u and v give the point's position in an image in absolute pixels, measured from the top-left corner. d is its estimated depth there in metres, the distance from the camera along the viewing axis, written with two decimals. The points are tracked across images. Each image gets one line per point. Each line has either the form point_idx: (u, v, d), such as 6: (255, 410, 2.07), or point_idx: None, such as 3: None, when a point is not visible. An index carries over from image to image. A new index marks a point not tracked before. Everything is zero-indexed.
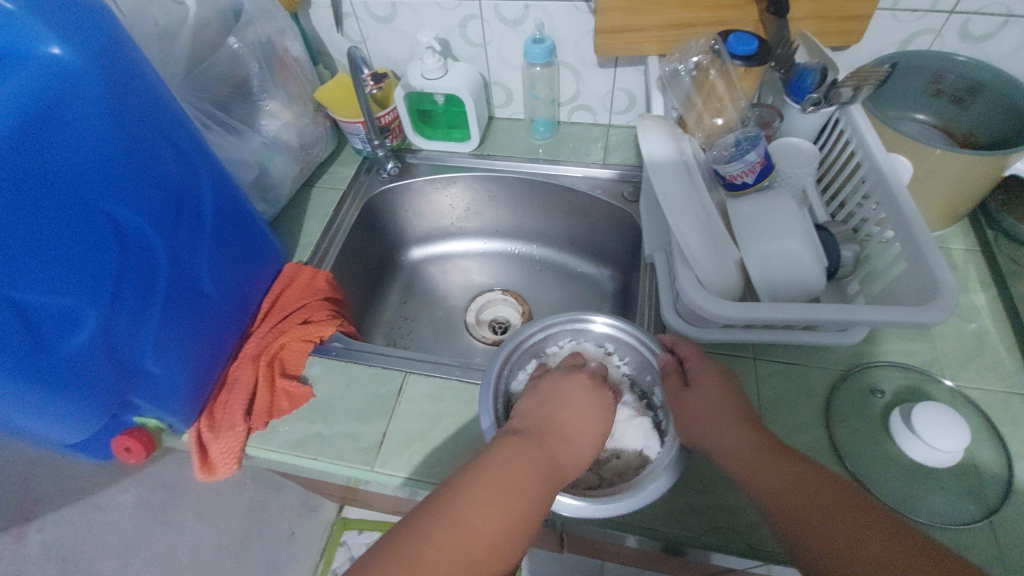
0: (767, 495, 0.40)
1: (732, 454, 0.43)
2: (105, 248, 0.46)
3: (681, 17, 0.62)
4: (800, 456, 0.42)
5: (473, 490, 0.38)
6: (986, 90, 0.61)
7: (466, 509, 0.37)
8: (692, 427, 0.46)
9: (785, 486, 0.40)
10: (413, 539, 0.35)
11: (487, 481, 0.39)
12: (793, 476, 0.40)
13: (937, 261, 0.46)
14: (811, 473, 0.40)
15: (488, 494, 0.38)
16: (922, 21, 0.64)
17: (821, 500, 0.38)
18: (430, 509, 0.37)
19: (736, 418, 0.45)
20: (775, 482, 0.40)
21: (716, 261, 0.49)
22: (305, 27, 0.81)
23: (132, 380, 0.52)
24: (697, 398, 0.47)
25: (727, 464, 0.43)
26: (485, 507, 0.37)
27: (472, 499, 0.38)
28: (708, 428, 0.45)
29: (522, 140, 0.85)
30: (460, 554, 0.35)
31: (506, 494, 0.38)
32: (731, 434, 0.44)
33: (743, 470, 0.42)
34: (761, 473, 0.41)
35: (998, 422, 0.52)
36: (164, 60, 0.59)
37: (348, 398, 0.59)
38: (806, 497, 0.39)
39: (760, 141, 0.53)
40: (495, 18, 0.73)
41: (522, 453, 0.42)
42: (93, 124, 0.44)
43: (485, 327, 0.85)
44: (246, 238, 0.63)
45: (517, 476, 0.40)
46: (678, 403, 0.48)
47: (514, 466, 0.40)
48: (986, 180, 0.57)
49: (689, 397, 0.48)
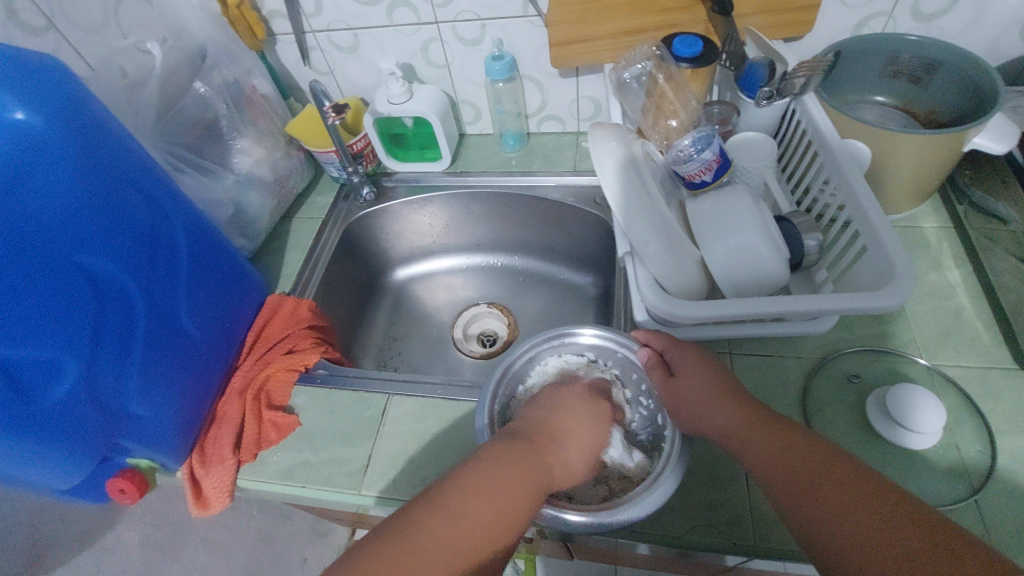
0: (764, 469, 0.41)
1: (725, 432, 0.45)
2: (79, 299, 0.47)
3: (632, 22, 0.64)
4: (787, 426, 0.43)
5: (467, 490, 0.42)
6: (941, 68, 0.61)
7: (460, 509, 0.41)
8: (682, 412, 0.48)
9: (776, 458, 0.41)
10: (406, 537, 0.38)
11: (483, 483, 0.42)
12: (786, 446, 0.41)
13: (893, 245, 0.46)
14: (800, 443, 0.41)
15: (483, 493, 0.42)
16: (872, 5, 0.65)
17: (813, 466, 0.39)
18: (424, 508, 0.40)
19: (723, 396, 0.46)
20: (766, 455, 0.41)
21: (674, 262, 0.50)
22: (273, 63, 0.83)
23: (118, 424, 0.53)
24: (684, 384, 0.49)
25: (724, 440, 0.45)
26: (478, 504, 0.41)
27: (467, 500, 0.41)
28: (702, 411, 0.47)
29: (494, 155, 0.86)
30: (454, 546, 0.39)
31: (501, 494, 0.42)
32: (724, 412, 0.45)
33: (738, 446, 0.44)
34: (756, 447, 0.42)
35: (978, 399, 0.52)
36: (132, 110, 0.62)
37: (334, 424, 0.60)
38: (800, 464, 0.39)
39: (713, 139, 0.54)
40: (454, 39, 0.74)
41: (519, 466, 0.45)
42: (61, 183, 0.45)
43: (473, 341, 0.85)
44: (224, 275, 0.65)
45: (511, 475, 0.44)
46: (668, 394, 0.49)
47: (507, 469, 0.44)
48: (946, 157, 0.57)
49: (676, 385, 0.49)
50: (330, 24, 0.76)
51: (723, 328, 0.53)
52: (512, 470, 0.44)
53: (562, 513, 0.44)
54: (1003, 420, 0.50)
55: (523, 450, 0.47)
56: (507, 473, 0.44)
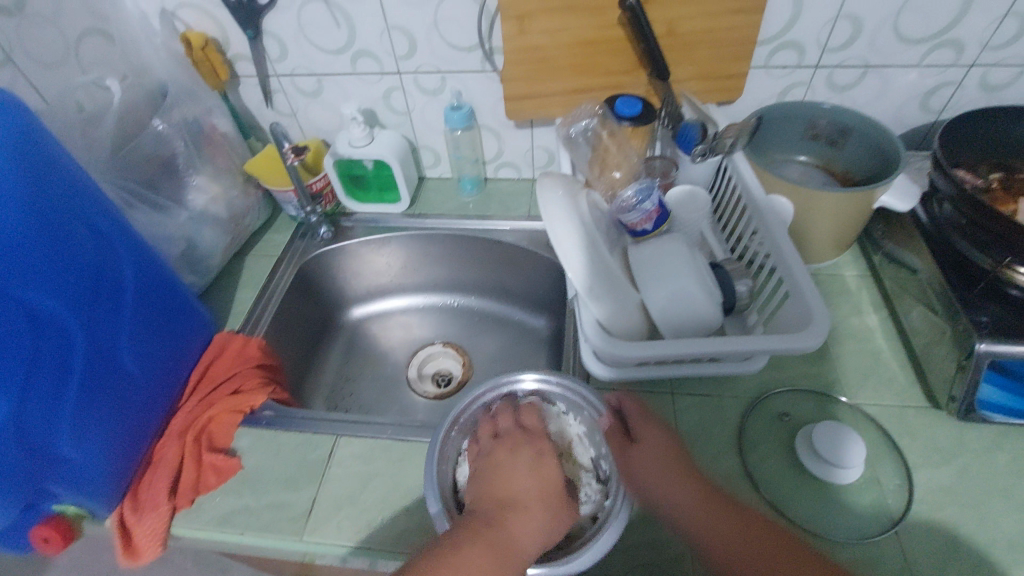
0: (719, 550, 0.42)
1: (680, 508, 0.45)
2: (15, 334, 0.46)
3: (580, 83, 0.69)
4: (741, 507, 0.44)
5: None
6: (853, 133, 0.69)
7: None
8: (638, 481, 0.48)
9: (734, 540, 0.42)
10: None
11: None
12: (742, 528, 0.42)
13: (811, 293, 0.51)
14: (756, 526, 0.42)
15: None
16: (793, 76, 0.72)
17: (768, 549, 0.41)
18: None
19: (682, 471, 0.47)
20: (722, 537, 0.42)
21: (617, 303, 0.53)
22: (235, 103, 0.84)
23: (47, 468, 0.50)
24: (644, 454, 0.48)
25: (678, 516, 0.45)
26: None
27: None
28: (660, 485, 0.46)
29: (452, 198, 0.89)
30: None
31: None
32: (681, 488, 0.46)
33: (692, 525, 0.44)
34: (713, 527, 0.43)
35: (896, 435, 0.56)
36: (85, 143, 0.61)
37: (278, 467, 0.59)
38: (756, 547, 0.41)
39: (652, 192, 0.59)
40: (416, 89, 0.78)
41: (485, 548, 0.41)
42: (5, 215, 0.45)
43: (427, 381, 0.85)
44: (171, 312, 0.63)
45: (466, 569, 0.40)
46: (625, 460, 0.49)
47: (472, 559, 0.40)
48: (859, 212, 0.63)
49: (636, 452, 0.49)
50: (295, 70, 0.78)
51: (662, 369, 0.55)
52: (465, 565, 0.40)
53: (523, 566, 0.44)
54: (917, 455, 0.54)
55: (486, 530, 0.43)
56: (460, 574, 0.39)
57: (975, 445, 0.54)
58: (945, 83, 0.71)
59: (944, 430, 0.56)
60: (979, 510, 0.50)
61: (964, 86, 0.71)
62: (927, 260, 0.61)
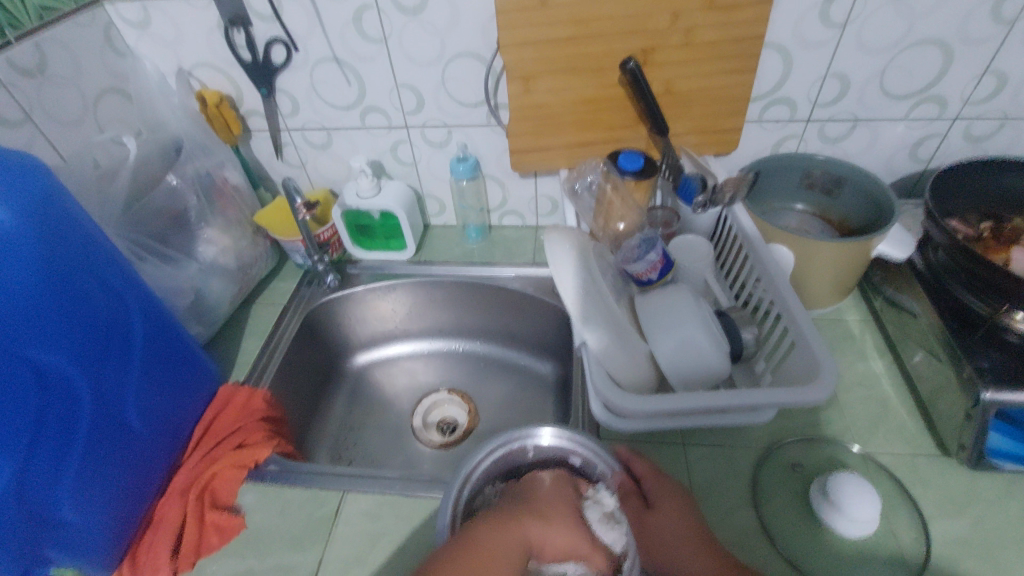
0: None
1: None
2: (21, 395, 0.46)
3: (583, 137, 0.72)
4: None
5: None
6: (846, 183, 0.71)
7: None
8: (652, 548, 0.47)
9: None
10: None
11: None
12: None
13: (815, 342, 0.52)
14: None
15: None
16: (787, 129, 0.75)
17: None
18: None
19: (698, 541, 0.46)
20: None
21: (626, 357, 0.53)
22: (246, 156, 0.86)
23: (46, 532, 0.49)
24: (661, 522, 0.48)
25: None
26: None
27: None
28: (675, 554, 0.46)
29: (457, 246, 0.90)
30: None
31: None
32: (697, 558, 0.45)
33: None
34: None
35: (909, 485, 0.55)
36: (100, 199, 0.63)
37: (282, 525, 0.57)
38: None
39: (656, 243, 0.60)
40: (423, 142, 0.81)
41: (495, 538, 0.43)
42: (23, 279, 0.46)
43: (433, 429, 0.84)
44: (178, 367, 0.63)
45: (479, 556, 0.41)
46: (642, 528, 0.48)
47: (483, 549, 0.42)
48: (857, 260, 0.65)
49: (653, 520, 0.48)
50: (306, 124, 0.81)
51: (672, 420, 0.55)
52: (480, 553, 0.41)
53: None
54: (933, 505, 0.53)
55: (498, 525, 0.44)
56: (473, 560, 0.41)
57: (989, 494, 0.54)
58: (931, 135, 0.74)
59: (956, 479, 0.55)
60: (999, 564, 0.49)
61: (949, 137, 0.74)
62: (925, 306, 0.62)
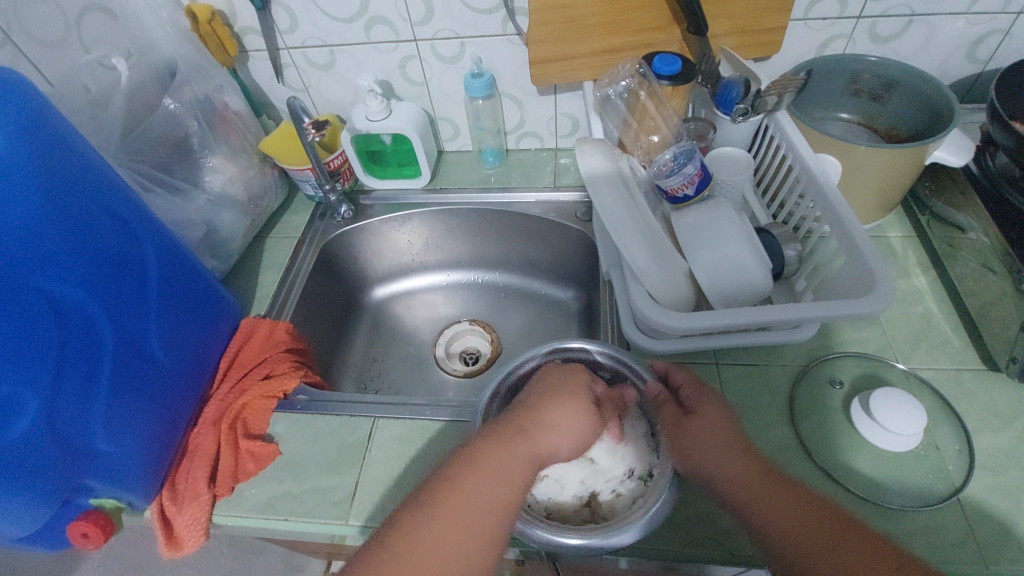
0: (781, 527, 0.39)
1: (734, 481, 0.42)
2: (41, 328, 0.44)
3: (610, 43, 0.66)
4: (799, 484, 0.41)
5: (432, 515, 0.38)
6: (899, 87, 0.65)
7: (420, 541, 0.37)
8: (690, 451, 0.44)
9: (795, 516, 0.39)
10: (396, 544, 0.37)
11: (446, 508, 0.38)
12: (802, 503, 0.39)
13: (870, 254, 0.48)
14: (814, 503, 0.39)
15: (450, 519, 0.38)
16: (834, 28, 0.68)
17: (827, 528, 0.38)
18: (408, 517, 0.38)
19: (739, 446, 0.44)
20: (783, 513, 0.39)
21: (666, 275, 0.51)
22: (245, 79, 0.81)
23: (81, 461, 0.49)
24: (701, 427, 0.45)
25: (733, 491, 0.42)
26: (441, 535, 0.37)
27: (432, 531, 0.37)
28: (712, 456, 0.43)
29: (473, 172, 0.86)
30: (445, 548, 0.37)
31: (471, 517, 0.38)
32: (736, 461, 0.42)
33: (745, 500, 0.41)
34: (772, 503, 0.40)
35: (953, 400, 0.54)
36: (96, 125, 0.59)
37: (316, 451, 0.58)
38: (815, 524, 0.38)
39: (694, 154, 0.56)
40: (433, 57, 0.74)
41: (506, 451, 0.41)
42: (24, 204, 0.43)
43: (456, 359, 0.84)
44: (197, 299, 0.62)
45: (483, 480, 0.40)
46: (679, 432, 0.46)
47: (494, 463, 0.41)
48: (911, 170, 0.60)
49: (692, 424, 0.45)
50: (306, 41, 0.74)
51: (712, 339, 0.52)
52: (487, 473, 0.40)
53: (559, 536, 0.43)
54: (976, 419, 0.52)
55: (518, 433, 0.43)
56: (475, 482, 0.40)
57: None
58: (993, 31, 0.66)
59: (1002, 393, 0.54)
60: None
61: (1014, 34, 0.66)
62: (981, 217, 0.57)
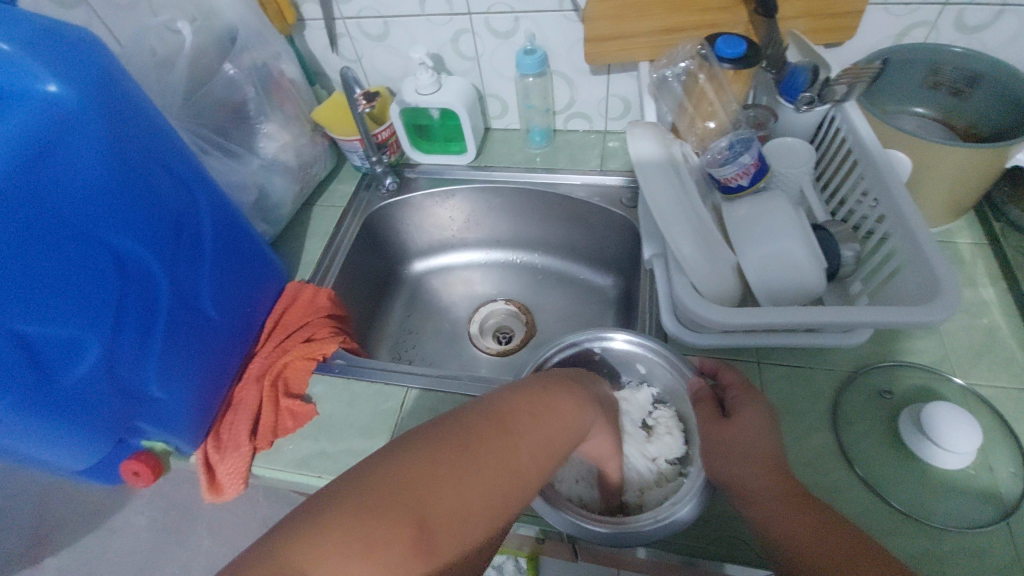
0: (796, 545, 0.38)
1: (753, 494, 0.41)
2: (104, 276, 0.47)
3: (670, 22, 0.63)
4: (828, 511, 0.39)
5: (508, 438, 0.37)
6: (983, 81, 0.60)
7: (491, 462, 0.35)
8: (718, 452, 0.44)
9: (812, 539, 0.37)
10: (459, 451, 0.35)
11: (528, 432, 0.38)
12: (822, 528, 0.38)
13: (937, 259, 0.45)
14: (840, 531, 0.37)
15: (532, 446, 0.37)
16: (916, 14, 0.63)
17: (850, 559, 0.36)
18: (473, 427, 0.36)
19: (769, 457, 0.42)
20: (801, 532, 0.38)
21: (711, 266, 0.49)
22: (301, 48, 0.82)
23: (137, 404, 0.52)
24: (731, 429, 0.44)
25: (753, 503, 0.41)
26: (513, 461, 0.36)
27: (506, 446, 0.36)
28: (736, 462, 0.43)
29: (519, 151, 0.85)
30: (508, 469, 0.36)
31: (547, 452, 0.38)
32: (761, 473, 0.41)
33: (763, 515, 0.40)
34: (786, 525, 0.39)
35: (1012, 420, 0.50)
36: (161, 88, 0.61)
37: (351, 414, 0.60)
38: (835, 552, 0.36)
39: (752, 143, 0.53)
40: (486, 31, 0.73)
41: (567, 399, 0.42)
42: (89, 159, 0.44)
43: (489, 337, 0.84)
44: (248, 260, 0.64)
45: (559, 421, 0.40)
46: (709, 430, 0.46)
47: (559, 407, 0.41)
48: (989, 171, 0.55)
49: (720, 429, 0.45)
50: (361, 11, 0.75)
51: (755, 337, 0.51)
52: (552, 415, 0.40)
53: (585, 523, 0.44)
54: None
55: (575, 393, 0.43)
56: (550, 418, 0.40)
57: None
58: None
59: None
60: None
61: None
62: None
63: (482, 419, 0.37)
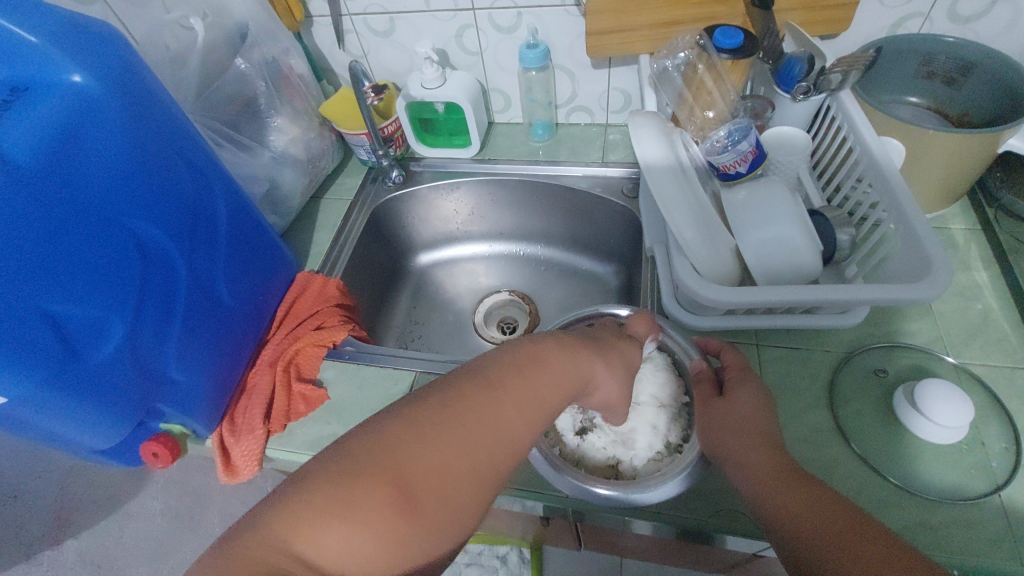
0: (790, 522, 0.38)
1: (749, 474, 0.42)
2: (127, 259, 0.48)
3: (669, 15, 0.65)
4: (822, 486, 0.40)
5: (495, 396, 0.38)
6: (975, 70, 0.62)
7: (477, 419, 0.37)
8: (716, 433, 0.46)
9: (804, 513, 0.38)
10: (445, 411, 0.36)
11: (507, 392, 0.39)
12: (815, 502, 0.39)
13: (930, 240, 0.47)
14: (834, 505, 0.38)
15: (514, 402, 0.39)
16: (910, 6, 0.65)
17: (840, 528, 0.36)
18: (459, 387, 0.38)
19: (764, 437, 0.44)
20: (794, 507, 0.39)
21: (711, 251, 0.51)
22: (309, 45, 0.84)
23: (158, 387, 0.54)
24: (726, 410, 0.47)
25: (751, 482, 0.42)
26: (500, 418, 0.38)
27: (492, 402, 0.38)
28: (733, 442, 0.45)
29: (522, 144, 0.87)
30: (494, 427, 0.37)
31: (530, 413, 0.39)
32: (757, 453, 0.43)
33: (757, 492, 0.41)
34: (781, 503, 0.40)
35: (1005, 398, 0.52)
36: (175, 82, 0.63)
37: (361, 398, 0.61)
38: (826, 525, 0.37)
39: (750, 132, 0.54)
40: (490, 27, 0.75)
41: (559, 358, 0.43)
42: (111, 146, 0.46)
43: (493, 327, 0.86)
44: (261, 251, 0.66)
45: (549, 379, 0.41)
46: (706, 411, 0.48)
47: (548, 366, 0.42)
48: (981, 157, 0.57)
49: (719, 408, 0.47)
50: (367, 7, 0.76)
51: (753, 319, 0.53)
52: (542, 374, 0.41)
53: (590, 486, 0.47)
54: None
55: (570, 353, 0.44)
56: (540, 377, 0.41)
57: None
58: None
59: None
60: None
61: None
62: None
63: (462, 384, 0.38)
